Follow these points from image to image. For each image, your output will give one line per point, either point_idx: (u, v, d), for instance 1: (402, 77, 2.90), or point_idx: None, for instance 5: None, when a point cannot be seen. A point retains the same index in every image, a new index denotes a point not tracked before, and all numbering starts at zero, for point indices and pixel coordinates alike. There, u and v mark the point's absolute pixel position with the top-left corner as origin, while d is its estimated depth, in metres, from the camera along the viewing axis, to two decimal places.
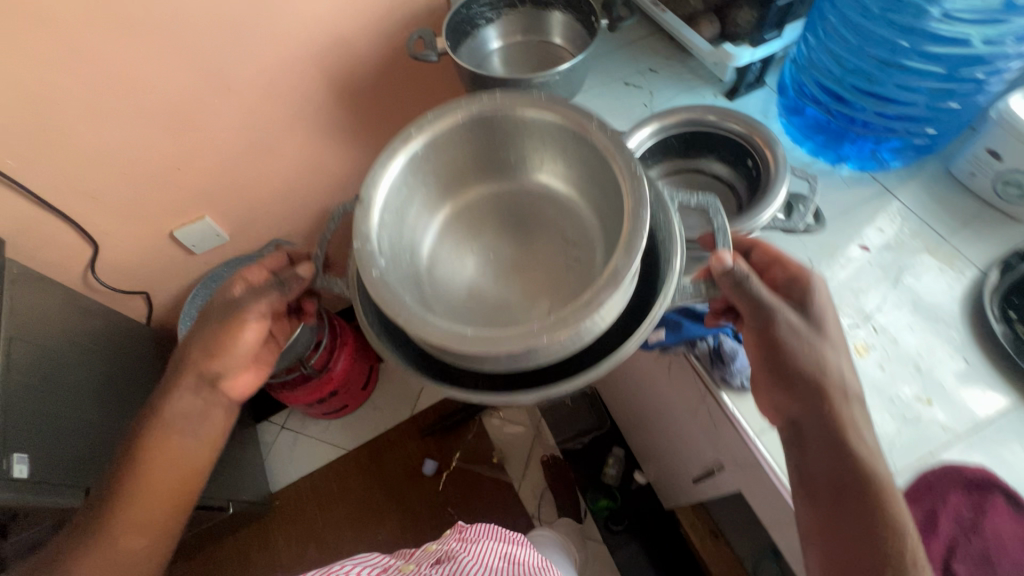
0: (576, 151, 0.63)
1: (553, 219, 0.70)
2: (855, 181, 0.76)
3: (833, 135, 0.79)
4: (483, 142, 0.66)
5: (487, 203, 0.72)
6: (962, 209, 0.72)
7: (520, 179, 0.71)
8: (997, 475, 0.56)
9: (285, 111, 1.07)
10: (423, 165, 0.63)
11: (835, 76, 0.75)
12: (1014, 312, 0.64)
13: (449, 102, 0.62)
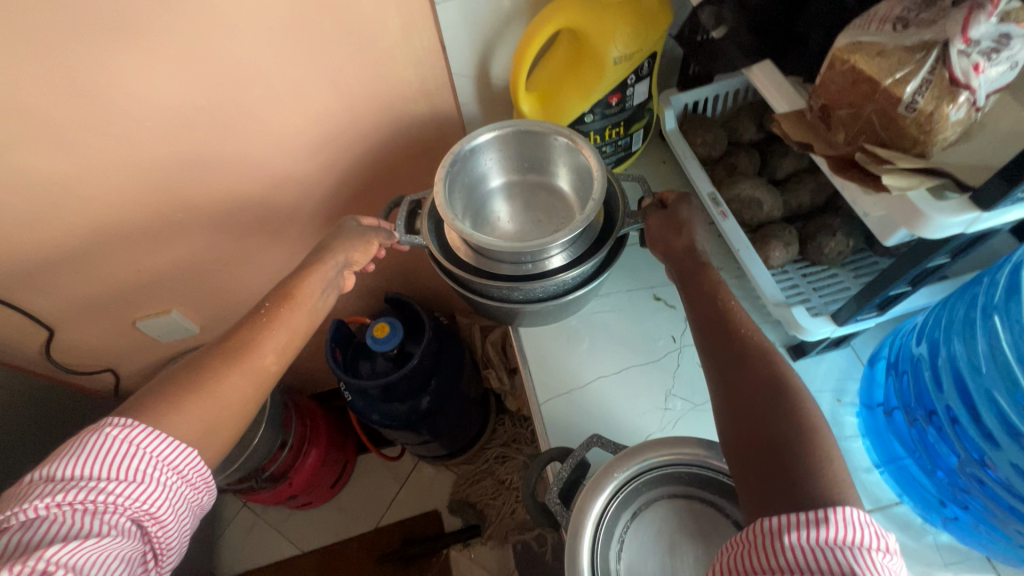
0: (575, 161, 0.63)
1: (553, 209, 0.68)
2: (953, 556, 0.51)
3: (913, 481, 0.52)
4: (517, 137, 0.64)
5: (503, 192, 0.69)
6: None
7: (529, 183, 0.69)
8: None
9: (271, 224, 0.87)
10: (470, 159, 0.63)
11: (958, 413, 0.44)
12: None
13: (495, 122, 0.63)
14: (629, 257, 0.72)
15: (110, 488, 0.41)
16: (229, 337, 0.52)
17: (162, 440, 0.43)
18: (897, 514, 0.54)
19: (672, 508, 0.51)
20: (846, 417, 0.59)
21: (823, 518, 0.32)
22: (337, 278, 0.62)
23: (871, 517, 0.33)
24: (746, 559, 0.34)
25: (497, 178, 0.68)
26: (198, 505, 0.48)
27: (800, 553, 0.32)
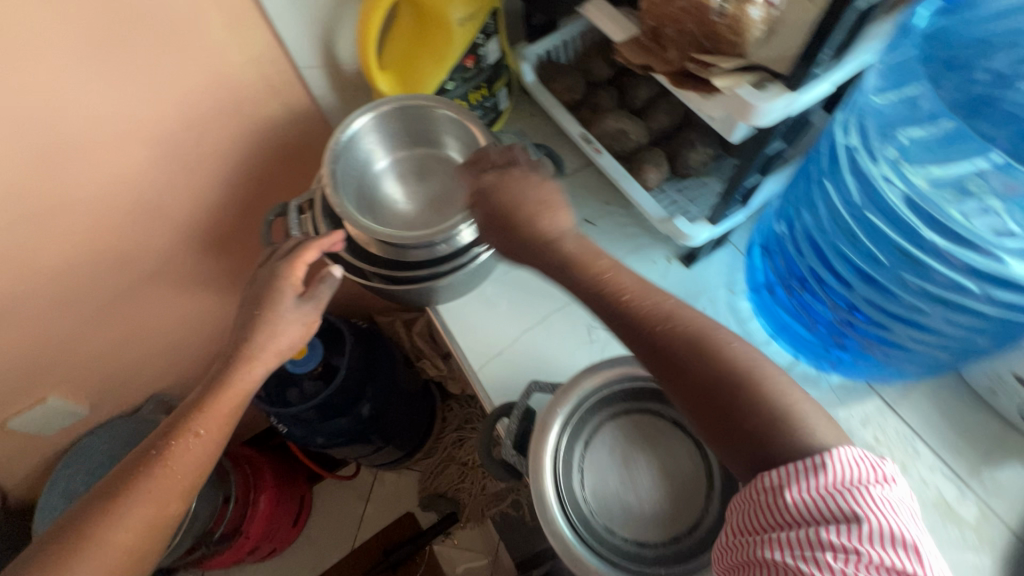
0: (460, 132, 0.63)
1: (448, 180, 0.67)
2: (847, 394, 0.60)
3: (804, 339, 0.60)
4: (395, 114, 0.62)
5: (395, 171, 0.68)
6: (981, 432, 0.57)
7: (420, 158, 0.68)
8: None
9: (140, 271, 0.78)
10: (355, 145, 0.62)
11: (824, 271, 0.51)
12: None
13: (372, 103, 0.61)
14: None
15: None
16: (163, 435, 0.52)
17: None
18: (801, 374, 0.61)
19: (616, 427, 0.54)
20: (741, 305, 0.65)
21: (820, 464, 0.35)
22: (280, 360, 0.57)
23: (861, 454, 0.36)
24: (756, 516, 0.37)
25: (382, 158, 0.66)
26: None
27: (807, 504, 0.35)
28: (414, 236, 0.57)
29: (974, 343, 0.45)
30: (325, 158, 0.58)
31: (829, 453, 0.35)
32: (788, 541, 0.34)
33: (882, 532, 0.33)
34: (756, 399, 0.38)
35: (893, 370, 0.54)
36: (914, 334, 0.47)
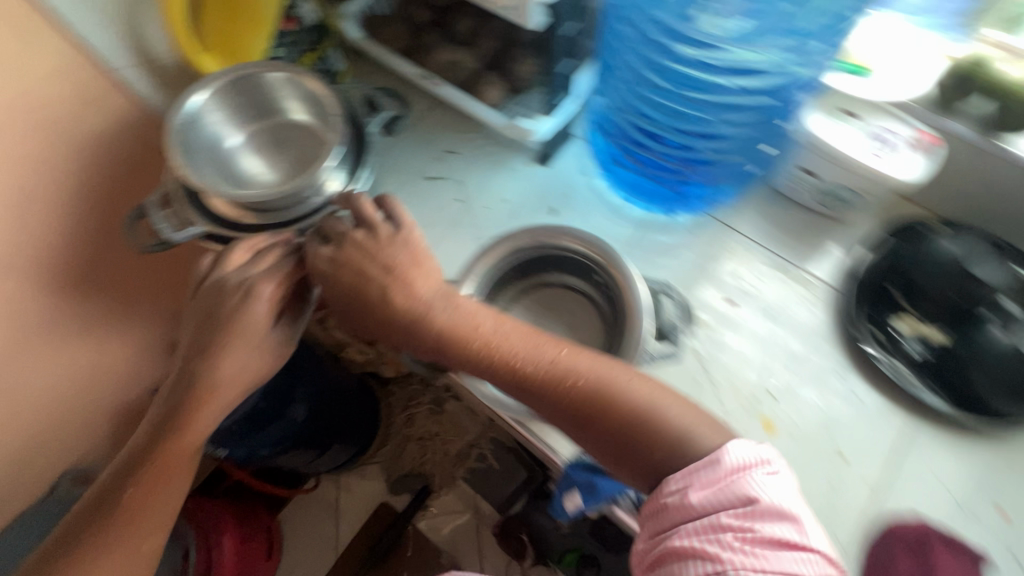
0: (301, 92, 0.65)
1: (303, 144, 0.68)
2: (697, 227, 0.70)
3: (649, 193, 0.71)
4: (230, 88, 0.63)
5: (249, 148, 0.68)
6: (795, 225, 0.70)
7: (270, 130, 0.69)
8: (927, 525, 0.54)
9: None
10: (196, 124, 0.61)
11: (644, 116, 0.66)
12: (874, 325, 0.63)
13: (202, 80, 0.61)
14: (387, 158, 0.77)
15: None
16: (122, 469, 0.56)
17: None
18: (658, 224, 0.71)
19: (521, 302, 0.63)
20: (597, 184, 0.74)
21: (715, 460, 0.45)
22: (246, 390, 0.56)
23: (753, 455, 0.45)
24: (668, 518, 0.44)
25: (230, 138, 0.66)
26: None
27: (708, 501, 0.43)
28: (281, 194, 0.58)
29: (755, 118, 0.62)
30: (168, 140, 0.58)
31: (721, 450, 0.45)
32: (697, 529, 0.42)
33: (769, 508, 0.41)
34: (625, 416, 0.48)
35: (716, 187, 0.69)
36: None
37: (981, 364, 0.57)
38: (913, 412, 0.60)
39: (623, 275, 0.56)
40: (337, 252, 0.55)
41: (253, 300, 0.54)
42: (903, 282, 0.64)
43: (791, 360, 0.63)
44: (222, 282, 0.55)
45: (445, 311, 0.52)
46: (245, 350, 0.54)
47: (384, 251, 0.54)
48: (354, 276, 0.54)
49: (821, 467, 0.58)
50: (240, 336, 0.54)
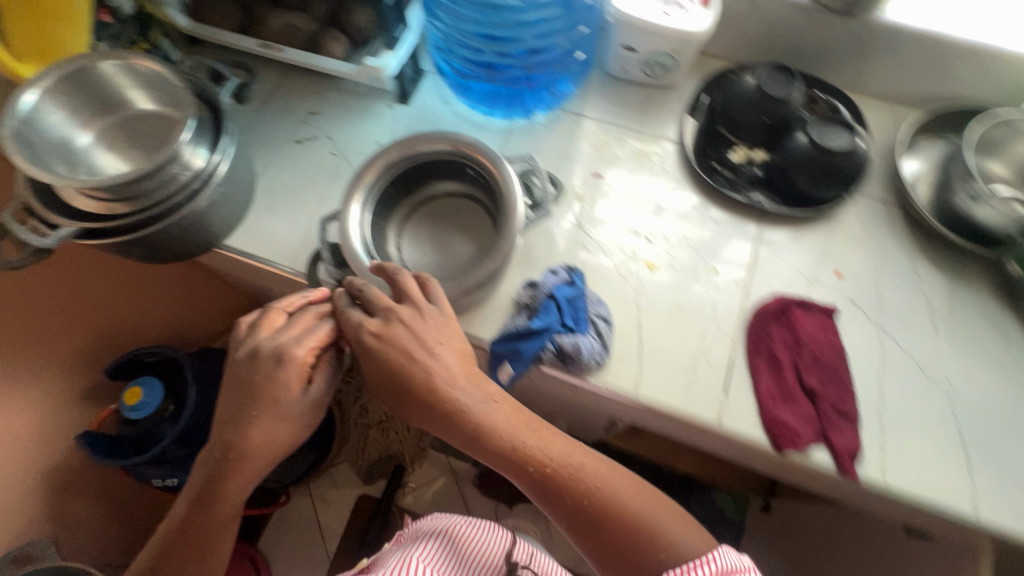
0: (141, 77, 0.64)
1: (158, 130, 0.68)
2: (553, 122, 0.78)
3: (506, 101, 0.77)
4: (61, 85, 0.61)
5: (103, 145, 0.67)
6: (634, 100, 0.80)
7: (120, 124, 0.68)
8: (785, 296, 0.66)
9: None
10: (34, 126, 0.59)
11: (479, 29, 0.71)
12: (714, 161, 0.75)
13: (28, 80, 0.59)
14: (253, 135, 0.79)
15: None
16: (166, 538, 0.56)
17: None
18: (519, 129, 0.78)
19: (410, 220, 0.67)
20: (459, 108, 0.80)
21: (712, 558, 0.47)
22: (278, 456, 0.54)
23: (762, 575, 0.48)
24: None
25: (75, 139, 0.65)
26: None
27: None
28: (144, 171, 0.58)
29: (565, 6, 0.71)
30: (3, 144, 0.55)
31: (721, 549, 0.47)
32: None
33: None
34: (614, 510, 0.50)
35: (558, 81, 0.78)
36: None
37: (794, 167, 0.69)
38: (761, 219, 0.72)
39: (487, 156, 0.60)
40: (384, 327, 0.54)
41: (289, 365, 0.52)
42: (726, 122, 0.75)
43: (656, 208, 0.73)
44: (254, 349, 0.54)
45: (473, 399, 0.53)
46: (275, 420, 0.52)
47: (425, 332, 0.54)
48: (400, 358, 0.53)
49: (700, 280, 0.68)
50: (269, 404, 0.52)
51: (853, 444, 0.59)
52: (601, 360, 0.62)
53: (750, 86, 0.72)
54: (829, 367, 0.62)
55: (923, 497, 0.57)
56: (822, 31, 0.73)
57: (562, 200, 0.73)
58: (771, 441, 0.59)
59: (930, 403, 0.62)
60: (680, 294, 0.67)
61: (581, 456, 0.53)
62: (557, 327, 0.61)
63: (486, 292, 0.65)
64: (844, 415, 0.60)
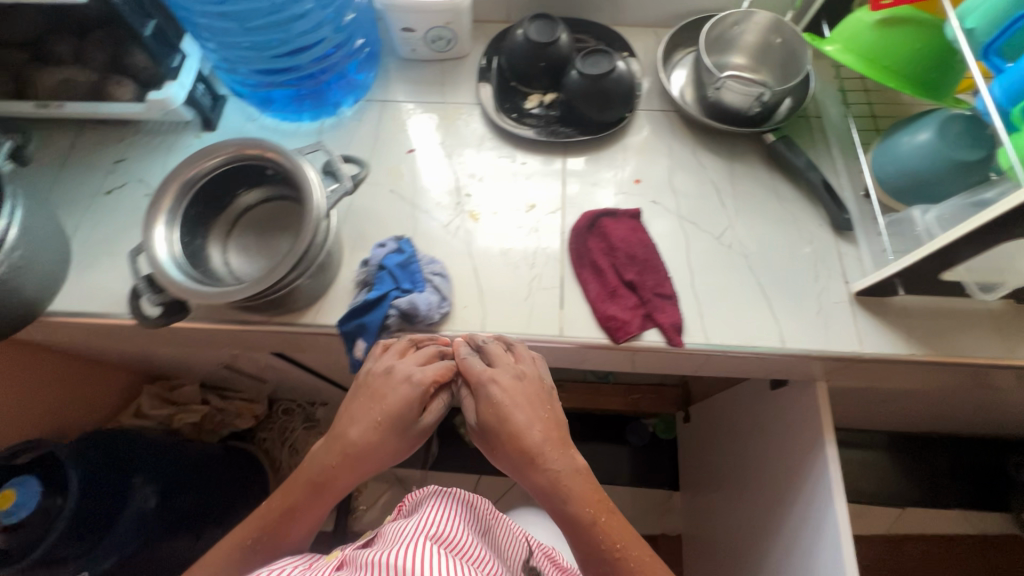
0: None
1: None
2: (360, 112, 0.82)
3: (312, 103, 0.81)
4: None
5: None
6: (432, 75, 0.86)
7: None
8: (594, 210, 0.73)
9: None
10: None
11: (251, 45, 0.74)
12: (513, 112, 0.81)
13: None
14: (59, 195, 0.76)
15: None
16: (266, 524, 0.59)
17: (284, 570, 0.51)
18: (329, 126, 0.81)
19: (233, 232, 0.68)
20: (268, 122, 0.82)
21: None
22: (374, 463, 0.59)
23: None
24: None
25: None
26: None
27: None
28: None
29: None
30: None
31: None
32: None
33: None
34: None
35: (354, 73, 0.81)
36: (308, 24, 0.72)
37: (577, 99, 0.77)
38: (565, 151, 0.79)
39: (272, 149, 0.61)
40: (509, 385, 0.59)
41: (412, 387, 0.59)
42: (514, 76, 0.82)
43: (469, 167, 0.78)
44: (389, 368, 0.60)
45: (564, 467, 0.56)
46: (391, 430, 0.58)
47: (534, 411, 0.58)
48: (514, 404, 0.58)
49: (522, 218, 0.74)
50: (392, 416, 0.58)
51: (675, 317, 0.67)
52: (446, 309, 0.67)
53: (521, 39, 0.79)
54: (643, 259, 0.70)
55: (741, 345, 0.66)
56: None
57: (383, 180, 0.77)
58: (608, 335, 0.66)
59: (731, 267, 0.71)
60: (507, 235, 0.73)
61: (638, 547, 0.56)
62: (394, 292, 0.65)
63: (323, 280, 0.68)
64: (663, 296, 0.68)
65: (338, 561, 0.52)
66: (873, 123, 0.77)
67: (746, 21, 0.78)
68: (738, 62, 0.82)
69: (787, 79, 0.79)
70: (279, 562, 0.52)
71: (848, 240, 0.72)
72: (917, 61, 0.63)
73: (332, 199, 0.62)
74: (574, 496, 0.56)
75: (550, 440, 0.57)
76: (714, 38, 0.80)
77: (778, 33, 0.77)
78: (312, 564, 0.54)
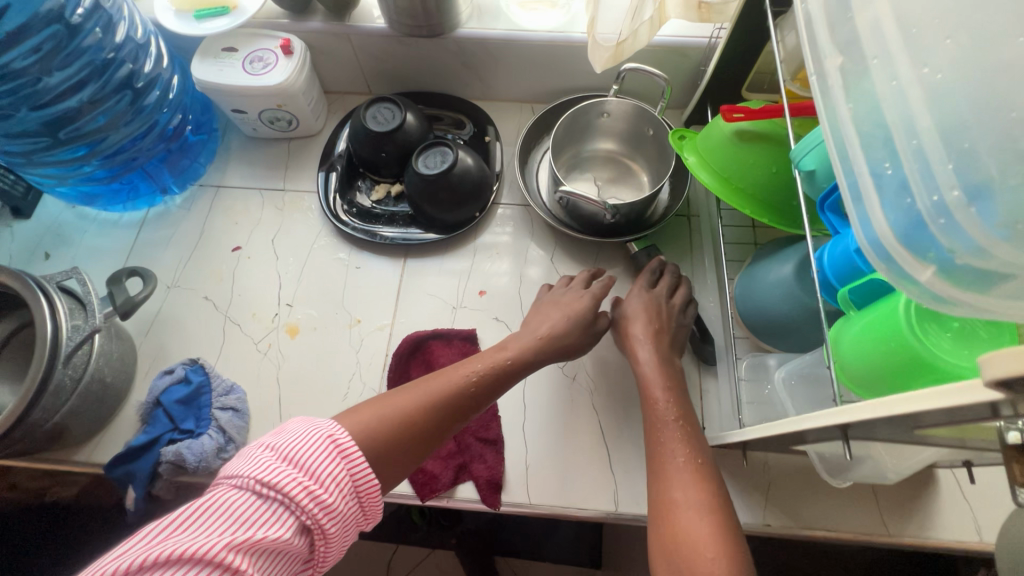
0: None
1: None
2: (191, 200, 0.74)
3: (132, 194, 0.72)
4: None
5: None
6: (277, 156, 0.77)
7: None
8: (424, 330, 0.65)
9: None
10: None
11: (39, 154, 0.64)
12: (354, 207, 0.72)
13: None
14: None
15: (292, 487, 0.39)
16: (405, 412, 0.47)
17: (338, 463, 0.41)
18: (154, 216, 0.73)
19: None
20: (88, 211, 0.74)
21: None
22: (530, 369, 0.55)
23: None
24: None
25: None
26: (354, 508, 0.42)
27: None
28: None
29: (104, 84, 0.63)
30: None
31: None
32: None
33: None
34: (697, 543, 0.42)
35: (180, 157, 0.73)
36: (101, 112, 0.64)
37: (418, 198, 0.67)
38: (408, 253, 0.70)
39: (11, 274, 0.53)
40: (659, 300, 0.60)
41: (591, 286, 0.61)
42: (361, 163, 0.73)
43: (297, 270, 0.69)
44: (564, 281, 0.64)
45: (649, 366, 0.55)
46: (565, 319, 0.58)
47: (670, 339, 0.58)
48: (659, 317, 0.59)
49: (347, 337, 0.65)
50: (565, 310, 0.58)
51: (494, 470, 0.58)
52: (236, 449, 0.59)
53: (360, 124, 0.69)
54: None
55: (565, 508, 0.57)
56: (424, 52, 0.72)
57: (199, 284, 0.69)
58: (415, 490, 0.57)
59: (570, 406, 0.61)
60: (326, 356, 0.64)
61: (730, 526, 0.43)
62: (167, 434, 0.57)
63: (98, 415, 0.59)
64: (487, 442, 0.59)
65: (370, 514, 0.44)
66: (753, 232, 0.67)
67: (608, 112, 0.69)
68: (608, 148, 0.73)
69: (658, 174, 0.70)
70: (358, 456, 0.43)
71: (711, 373, 0.62)
72: (774, 187, 0.54)
73: (79, 327, 0.53)
74: (667, 398, 0.52)
75: (664, 357, 0.56)
76: (579, 126, 0.70)
77: (645, 121, 0.68)
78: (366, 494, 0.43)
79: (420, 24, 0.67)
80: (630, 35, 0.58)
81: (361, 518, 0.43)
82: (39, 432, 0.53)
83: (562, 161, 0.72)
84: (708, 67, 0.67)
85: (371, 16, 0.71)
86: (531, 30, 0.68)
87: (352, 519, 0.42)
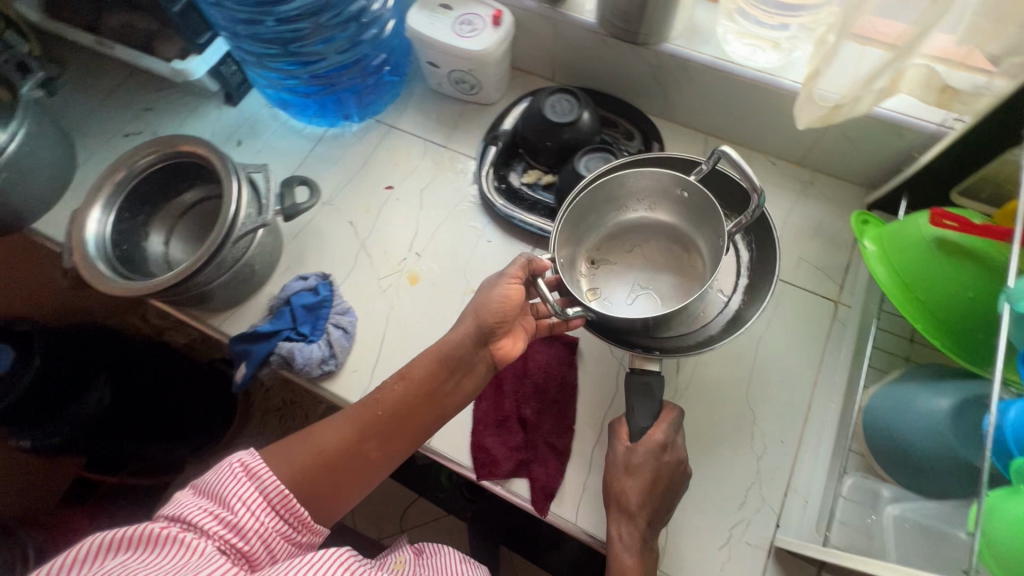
0: None
1: None
2: (364, 131, 0.80)
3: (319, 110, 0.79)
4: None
5: None
6: (449, 114, 0.81)
7: None
8: None
9: None
10: None
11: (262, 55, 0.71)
12: (504, 183, 0.74)
13: None
14: (83, 125, 0.82)
15: (201, 514, 0.43)
16: (319, 441, 0.49)
17: (251, 487, 0.46)
18: (330, 136, 0.80)
19: (178, 223, 0.69)
20: (282, 115, 0.83)
21: None
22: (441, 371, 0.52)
23: None
24: None
25: None
26: (279, 527, 0.46)
27: None
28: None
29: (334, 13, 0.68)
30: None
31: None
32: None
33: None
34: None
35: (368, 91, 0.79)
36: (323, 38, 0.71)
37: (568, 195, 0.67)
38: (537, 243, 0.71)
39: (220, 159, 0.61)
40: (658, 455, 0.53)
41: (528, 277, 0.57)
42: (523, 144, 0.74)
43: (433, 225, 0.73)
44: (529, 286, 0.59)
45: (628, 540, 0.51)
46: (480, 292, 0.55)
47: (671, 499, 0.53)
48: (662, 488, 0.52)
49: (457, 303, 0.68)
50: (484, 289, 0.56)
51: (551, 479, 0.58)
52: (333, 367, 0.64)
53: (538, 108, 0.70)
54: (551, 399, 0.62)
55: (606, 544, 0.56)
56: (621, 55, 0.71)
57: (349, 209, 0.75)
58: (474, 466, 0.60)
59: None
60: (432, 313, 0.68)
61: None
62: (286, 331, 0.64)
63: (237, 294, 0.67)
64: (554, 450, 0.60)
65: (307, 524, 0.47)
66: (908, 346, 0.60)
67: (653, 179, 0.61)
68: (663, 220, 0.65)
69: (713, 263, 0.60)
70: (270, 476, 0.47)
71: (806, 475, 0.57)
72: (960, 314, 0.47)
73: (252, 218, 0.60)
74: None
75: (649, 546, 0.51)
76: (627, 191, 0.63)
77: (712, 212, 0.58)
78: (290, 508, 0.47)
79: (630, 29, 0.66)
80: (852, 101, 0.53)
81: (291, 531, 0.47)
82: (196, 290, 0.61)
83: (598, 222, 0.65)
84: (923, 156, 0.60)
85: (584, 8, 0.71)
86: (740, 64, 0.65)
87: (277, 534, 0.46)
